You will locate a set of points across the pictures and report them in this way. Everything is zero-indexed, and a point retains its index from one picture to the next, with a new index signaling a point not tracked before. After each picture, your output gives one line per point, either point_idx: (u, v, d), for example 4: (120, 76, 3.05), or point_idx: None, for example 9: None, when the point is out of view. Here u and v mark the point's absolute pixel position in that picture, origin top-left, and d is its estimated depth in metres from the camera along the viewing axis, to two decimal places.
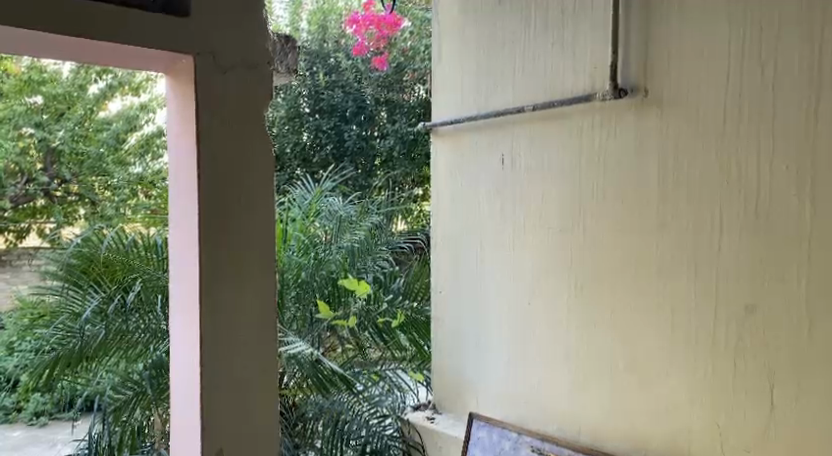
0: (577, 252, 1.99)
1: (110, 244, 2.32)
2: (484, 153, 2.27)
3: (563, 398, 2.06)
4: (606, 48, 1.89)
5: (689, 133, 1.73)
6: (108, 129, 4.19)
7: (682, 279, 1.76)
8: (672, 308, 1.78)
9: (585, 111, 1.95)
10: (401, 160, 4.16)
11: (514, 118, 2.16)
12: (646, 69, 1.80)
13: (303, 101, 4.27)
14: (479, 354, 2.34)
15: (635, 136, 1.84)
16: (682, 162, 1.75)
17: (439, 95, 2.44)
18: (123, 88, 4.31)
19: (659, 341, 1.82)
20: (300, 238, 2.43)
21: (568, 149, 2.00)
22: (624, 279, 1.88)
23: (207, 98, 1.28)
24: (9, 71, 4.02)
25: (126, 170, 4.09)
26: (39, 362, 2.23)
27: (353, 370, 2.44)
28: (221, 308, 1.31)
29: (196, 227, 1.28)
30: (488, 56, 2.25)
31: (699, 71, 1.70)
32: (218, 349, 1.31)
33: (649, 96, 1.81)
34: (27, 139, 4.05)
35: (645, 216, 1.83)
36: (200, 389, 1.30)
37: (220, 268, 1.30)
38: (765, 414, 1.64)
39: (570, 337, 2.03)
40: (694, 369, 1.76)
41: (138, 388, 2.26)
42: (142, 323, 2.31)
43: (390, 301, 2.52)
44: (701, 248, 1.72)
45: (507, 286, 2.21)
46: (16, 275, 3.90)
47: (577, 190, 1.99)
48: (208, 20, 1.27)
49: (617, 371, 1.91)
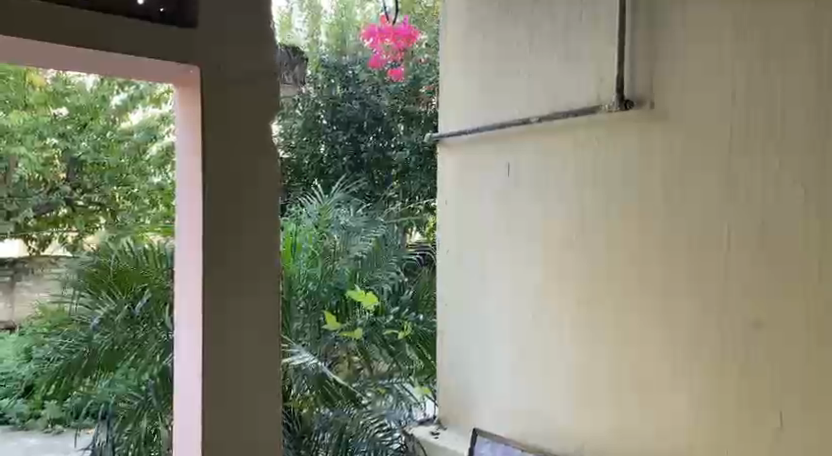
0: (584, 263, 1.96)
1: (121, 253, 2.40)
2: (490, 162, 2.27)
3: (563, 412, 2.03)
4: (612, 56, 1.87)
5: (695, 143, 1.69)
6: (127, 141, 4.12)
7: (685, 290, 1.73)
8: (674, 319, 1.75)
9: (592, 120, 1.93)
10: (419, 173, 4.18)
11: (521, 129, 2.14)
12: (653, 78, 1.77)
13: (320, 113, 4.25)
14: (484, 367, 2.31)
15: (642, 146, 1.81)
16: (688, 173, 1.71)
17: (448, 108, 2.46)
18: (145, 99, 4.20)
19: (661, 353, 1.78)
20: (311, 247, 2.45)
21: (574, 159, 1.98)
22: (628, 288, 1.85)
23: (214, 103, 1.25)
24: (33, 83, 3.99)
25: (147, 180, 4.06)
26: (51, 369, 2.31)
27: (361, 382, 2.40)
28: (224, 309, 1.27)
29: (200, 227, 1.24)
30: (496, 69, 2.26)
31: (705, 80, 1.67)
32: (219, 353, 1.27)
33: (655, 106, 1.77)
34: (50, 150, 4.08)
35: (652, 226, 1.79)
36: (200, 394, 1.25)
37: (222, 269, 1.26)
38: (771, 429, 1.58)
39: (580, 346, 1.98)
40: (701, 383, 1.70)
41: (144, 398, 2.29)
42: (149, 332, 2.34)
43: (397, 313, 2.55)
44: (704, 259, 1.69)
45: (514, 290, 2.19)
46: (39, 285, 4.41)
47: (584, 199, 1.96)
48: (216, 25, 1.24)
49: (621, 382, 1.88)
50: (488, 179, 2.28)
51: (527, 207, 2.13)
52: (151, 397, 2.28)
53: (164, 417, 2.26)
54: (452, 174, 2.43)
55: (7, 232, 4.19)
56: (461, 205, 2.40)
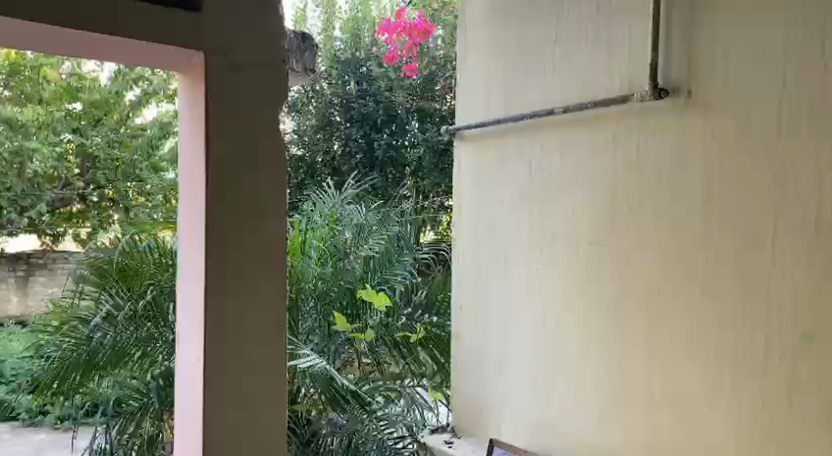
0: (615, 265, 1.84)
1: (125, 249, 2.34)
2: (518, 156, 2.14)
3: (586, 423, 1.93)
4: (647, 40, 1.75)
5: (736, 136, 1.55)
6: (141, 136, 3.94)
7: (727, 294, 1.58)
8: (712, 326, 1.62)
9: (624, 112, 1.81)
10: (433, 171, 4.10)
11: (543, 120, 2.05)
12: (691, 66, 1.63)
13: (335, 110, 4.22)
14: (505, 372, 2.20)
15: (678, 140, 1.67)
16: (728, 169, 1.57)
17: (467, 99, 2.37)
18: (158, 95, 3.98)
19: (696, 361, 1.66)
20: (320, 246, 2.35)
21: (600, 149, 1.87)
22: (657, 290, 1.73)
23: (218, 90, 1.10)
24: (48, 77, 3.81)
25: (160, 176, 3.91)
26: (48, 369, 2.22)
27: (375, 385, 2.29)
28: (225, 310, 1.11)
29: (199, 226, 1.10)
30: (517, 57, 2.16)
31: (751, 69, 1.53)
32: (219, 357, 1.11)
33: (692, 95, 1.64)
34: (65, 144, 3.95)
35: (688, 227, 1.66)
36: (201, 400, 1.11)
37: (221, 269, 1.10)
38: (818, 442, 1.45)
39: (609, 354, 1.85)
40: (745, 397, 1.57)
41: (146, 400, 2.26)
42: (153, 332, 2.28)
43: (410, 315, 2.43)
44: (748, 259, 1.54)
45: (543, 292, 2.05)
46: (52, 279, 4.41)
47: (613, 197, 1.83)
48: (221, 7, 1.09)
49: (652, 391, 1.76)
50: (505, 176, 2.19)
51: (549, 207, 2.02)
52: (153, 400, 2.23)
53: (166, 418, 2.25)
54: (472, 171, 2.33)
55: (17, 228, 4.14)
56: (480, 204, 2.30)
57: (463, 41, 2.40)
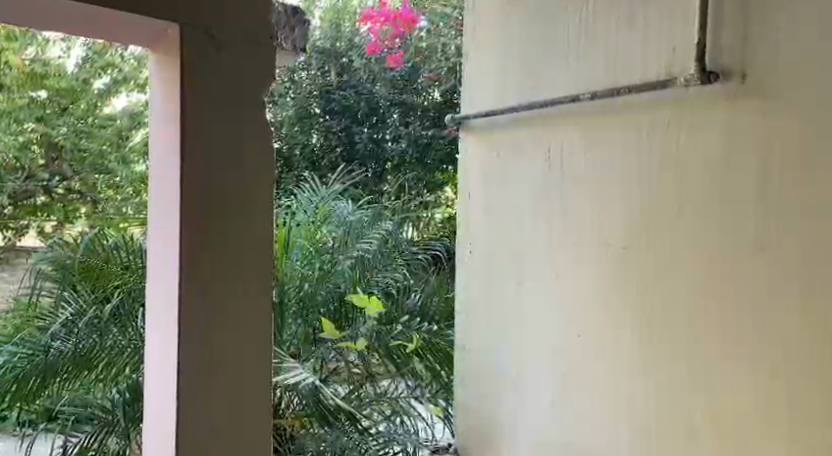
0: (651, 271, 1.65)
1: (89, 247, 2.16)
2: (531, 154, 2.01)
3: (622, 439, 1.74)
4: (692, 25, 1.56)
5: (801, 124, 1.35)
6: (109, 126, 3.66)
7: (788, 309, 1.38)
8: (768, 344, 1.41)
9: (664, 102, 1.62)
10: (415, 166, 3.95)
11: (575, 108, 1.86)
12: (745, 48, 1.44)
13: (314, 102, 4.04)
14: (520, 379, 2.07)
15: (729, 130, 1.48)
16: (792, 162, 1.36)
17: (483, 91, 2.21)
18: (129, 83, 3.74)
19: (755, 383, 1.44)
20: (304, 245, 2.29)
21: (633, 145, 1.69)
22: (705, 304, 1.53)
23: (212, 75, 0.96)
24: (10, 63, 3.50)
25: (132, 168, 3.54)
26: (4, 379, 2.08)
27: (362, 399, 2.26)
28: (217, 313, 0.98)
29: (184, 220, 0.94)
30: (540, 41, 1.99)
31: (818, 46, 1.32)
32: (212, 361, 0.98)
33: (746, 79, 1.44)
34: (28, 133, 3.53)
35: (743, 229, 1.45)
36: (183, 405, 0.96)
37: (212, 269, 0.97)
38: None
39: (644, 366, 1.68)
40: (810, 419, 1.35)
41: (107, 416, 2.05)
42: (122, 338, 2.10)
43: (407, 324, 2.41)
44: (819, 270, 1.32)
45: (561, 296, 1.91)
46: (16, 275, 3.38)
47: (652, 193, 1.65)
48: None
49: (698, 414, 1.56)
50: (522, 172, 2.05)
51: (564, 206, 1.90)
52: (120, 416, 2.03)
53: (133, 437, 2.06)
54: (479, 169, 2.23)
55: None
56: (482, 207, 2.22)
57: (471, 32, 2.30)
